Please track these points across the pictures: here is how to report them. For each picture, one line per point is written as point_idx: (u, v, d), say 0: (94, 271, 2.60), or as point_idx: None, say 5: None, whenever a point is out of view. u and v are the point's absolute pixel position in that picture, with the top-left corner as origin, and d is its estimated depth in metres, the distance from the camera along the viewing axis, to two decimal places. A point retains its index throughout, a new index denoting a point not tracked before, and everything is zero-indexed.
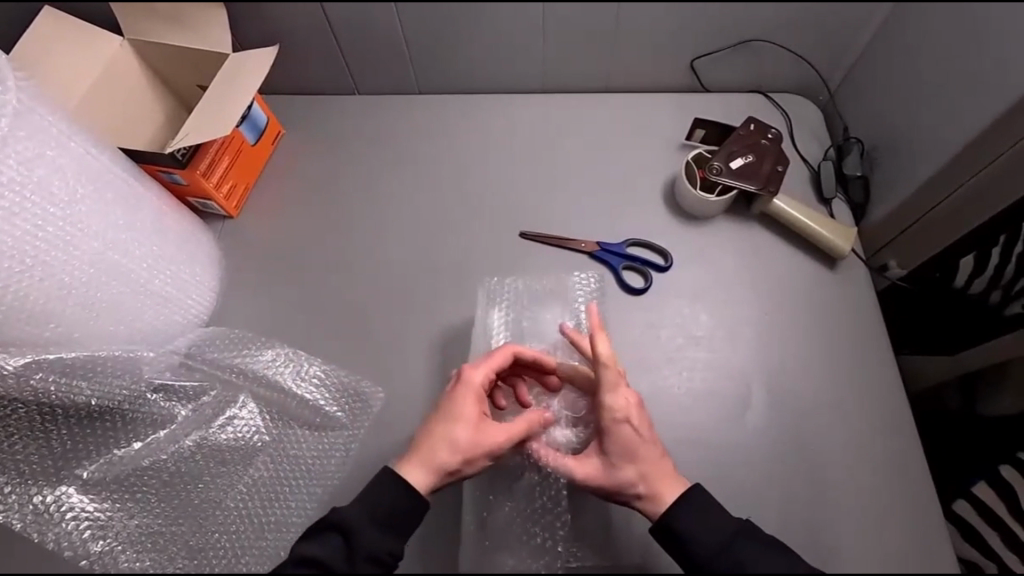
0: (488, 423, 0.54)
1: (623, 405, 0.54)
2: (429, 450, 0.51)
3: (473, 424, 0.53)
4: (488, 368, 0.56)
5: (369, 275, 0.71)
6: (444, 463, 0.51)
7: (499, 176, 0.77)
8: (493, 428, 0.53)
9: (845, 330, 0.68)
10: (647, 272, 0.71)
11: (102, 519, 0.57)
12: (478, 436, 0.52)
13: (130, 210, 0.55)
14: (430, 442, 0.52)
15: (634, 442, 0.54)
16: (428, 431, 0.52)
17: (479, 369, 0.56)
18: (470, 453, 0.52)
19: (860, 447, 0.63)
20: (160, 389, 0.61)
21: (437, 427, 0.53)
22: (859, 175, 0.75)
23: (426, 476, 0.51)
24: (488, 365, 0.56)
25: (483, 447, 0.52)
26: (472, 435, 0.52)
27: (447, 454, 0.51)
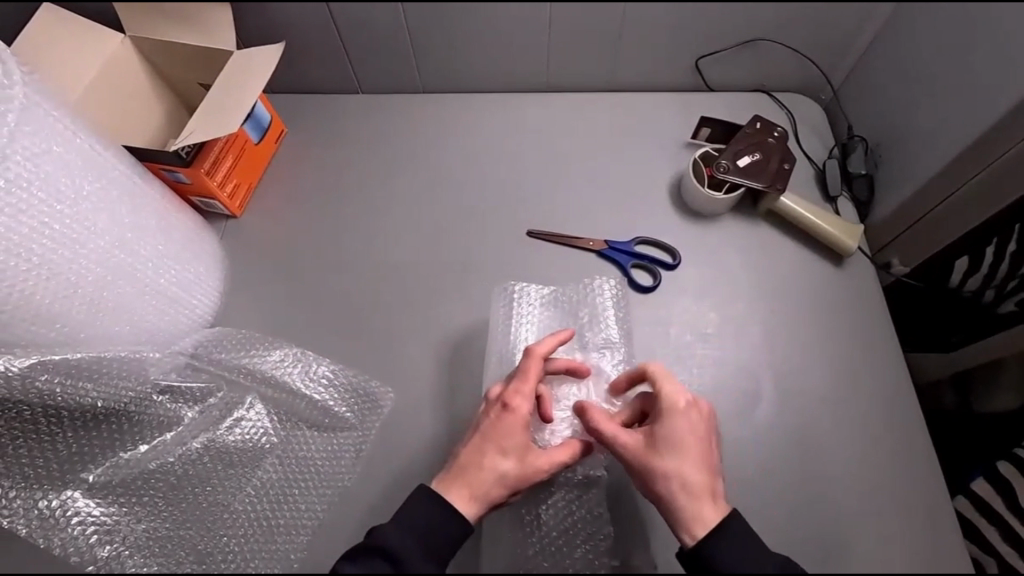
0: (532, 451, 0.53)
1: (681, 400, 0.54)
2: (479, 484, 0.50)
3: (520, 453, 0.52)
4: (529, 392, 0.54)
5: (376, 274, 0.70)
6: (494, 493, 0.51)
7: (505, 175, 0.77)
8: (538, 456, 0.53)
9: (852, 326, 0.68)
10: (656, 271, 0.71)
11: (108, 524, 0.56)
12: (524, 468, 0.52)
13: (134, 207, 0.54)
14: (479, 472, 0.51)
15: (686, 438, 0.52)
16: (473, 461, 0.51)
17: (524, 398, 0.54)
18: (519, 483, 0.52)
19: (869, 443, 0.63)
20: (167, 391, 0.60)
21: (484, 458, 0.51)
22: (862, 174, 0.76)
23: (476, 505, 0.50)
24: (529, 385, 0.55)
25: (531, 477, 0.52)
26: (519, 466, 0.52)
27: (497, 486, 0.51)
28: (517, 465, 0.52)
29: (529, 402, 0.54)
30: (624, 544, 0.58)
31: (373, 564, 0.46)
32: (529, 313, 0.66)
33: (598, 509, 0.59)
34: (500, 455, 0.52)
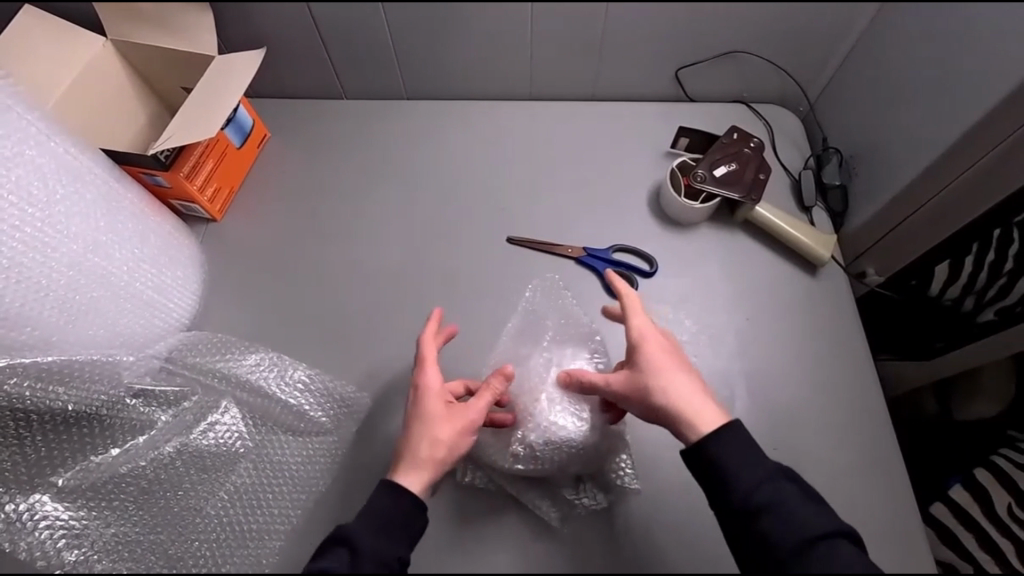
0: (461, 411, 0.53)
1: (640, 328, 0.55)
2: (409, 453, 0.50)
3: (446, 419, 0.52)
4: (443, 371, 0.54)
5: (357, 277, 0.71)
6: (435, 464, 0.50)
7: (487, 179, 0.78)
8: (465, 413, 0.53)
9: (826, 335, 0.69)
10: (633, 277, 0.71)
11: (77, 528, 0.55)
12: (453, 428, 0.51)
13: (110, 213, 0.55)
14: (415, 448, 0.50)
15: (653, 359, 0.53)
16: (409, 438, 0.51)
17: (433, 371, 0.53)
18: (454, 445, 0.51)
19: (839, 448, 0.64)
20: (140, 395, 0.59)
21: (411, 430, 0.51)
22: (837, 184, 0.77)
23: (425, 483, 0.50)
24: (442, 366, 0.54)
25: (466, 428, 0.52)
26: (448, 425, 0.51)
27: (430, 448, 0.50)
28: (445, 425, 0.51)
29: (440, 380, 0.54)
30: (605, 537, 0.57)
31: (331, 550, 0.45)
32: (537, 306, 0.68)
33: (576, 499, 0.58)
34: (426, 426, 0.51)
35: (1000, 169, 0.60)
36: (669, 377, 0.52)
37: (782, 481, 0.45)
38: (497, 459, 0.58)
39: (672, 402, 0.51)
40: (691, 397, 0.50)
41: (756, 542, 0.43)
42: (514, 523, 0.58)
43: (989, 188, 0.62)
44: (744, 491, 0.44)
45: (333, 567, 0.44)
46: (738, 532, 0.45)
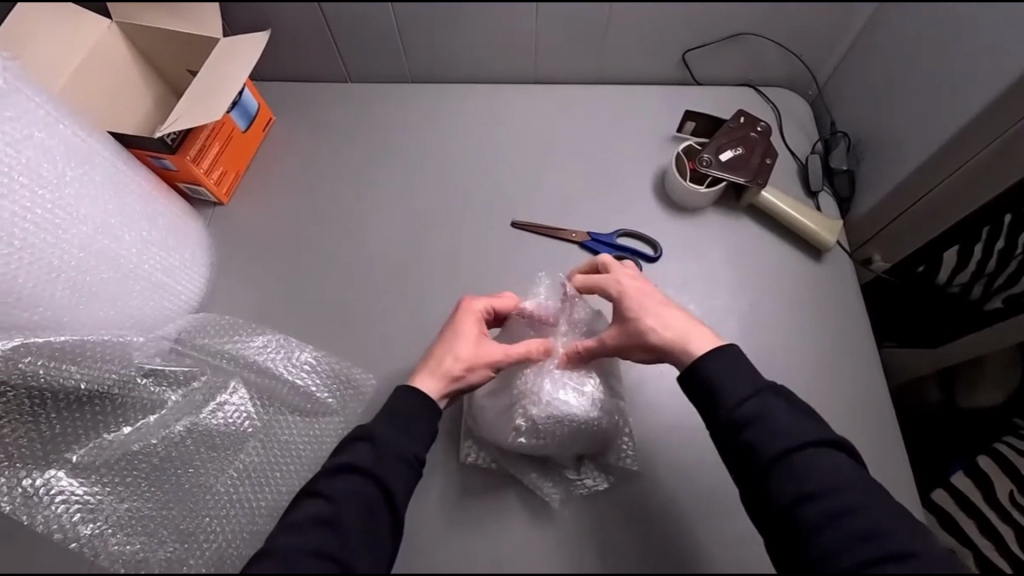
0: (488, 341, 0.56)
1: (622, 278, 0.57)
2: (430, 360, 0.54)
3: (473, 340, 0.55)
4: (487, 301, 0.58)
5: (363, 259, 0.71)
6: (454, 373, 0.53)
7: (491, 162, 0.78)
8: (491, 344, 0.55)
9: (830, 320, 0.69)
10: (637, 261, 0.71)
11: (92, 503, 0.56)
12: (478, 350, 0.55)
13: (118, 195, 0.56)
14: (440, 356, 0.54)
15: (641, 298, 0.55)
16: (434, 351, 0.55)
17: (479, 300, 0.58)
18: (473, 359, 0.54)
19: (842, 433, 0.64)
20: (150, 373, 0.59)
21: (440, 343, 0.55)
22: (844, 169, 0.76)
23: (440, 384, 0.53)
24: (489, 299, 0.59)
25: (484, 355, 0.54)
26: (472, 346, 0.55)
27: (447, 358, 0.54)
28: (470, 344, 0.55)
29: (482, 308, 0.58)
30: (605, 517, 0.58)
31: (348, 448, 0.47)
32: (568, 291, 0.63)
33: (577, 480, 0.59)
34: (454, 341, 0.55)
35: (998, 161, 0.60)
36: (660, 313, 0.53)
37: (769, 396, 0.45)
38: (499, 436, 0.57)
39: (662, 332, 0.52)
40: (682, 326, 0.52)
41: (740, 453, 0.44)
42: (516, 504, 0.58)
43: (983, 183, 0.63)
44: (728, 408, 0.46)
45: (349, 464, 0.46)
46: (723, 444, 0.46)
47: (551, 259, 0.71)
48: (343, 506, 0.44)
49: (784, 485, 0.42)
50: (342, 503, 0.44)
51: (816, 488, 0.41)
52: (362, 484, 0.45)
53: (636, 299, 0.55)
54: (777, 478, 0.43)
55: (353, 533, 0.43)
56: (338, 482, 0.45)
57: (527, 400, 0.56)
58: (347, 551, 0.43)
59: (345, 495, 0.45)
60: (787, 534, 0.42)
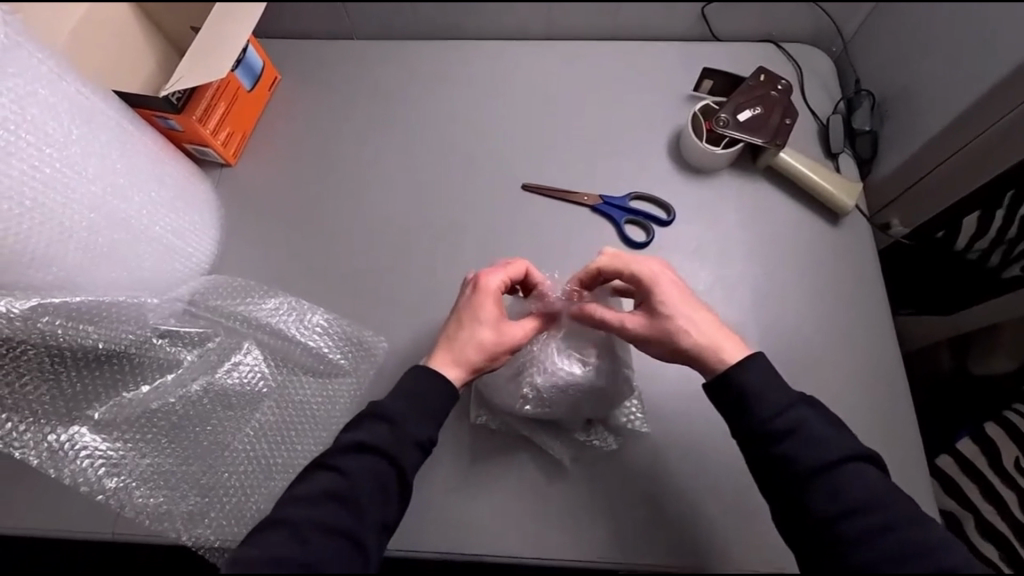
0: (507, 322, 0.55)
1: (651, 272, 0.54)
2: (449, 344, 0.53)
3: (494, 326, 0.54)
4: (504, 275, 0.56)
5: (372, 222, 0.71)
6: (476, 360, 0.53)
7: (501, 122, 0.76)
8: (510, 327, 0.54)
9: (845, 286, 0.68)
10: (650, 226, 0.70)
11: (115, 458, 0.57)
12: (499, 335, 0.53)
13: (125, 156, 0.55)
14: (461, 342, 0.53)
15: (673, 298, 0.53)
16: (454, 336, 0.53)
17: (496, 276, 0.55)
18: (496, 347, 0.53)
19: (852, 398, 0.63)
20: (166, 334, 0.60)
21: (460, 326, 0.53)
22: (867, 130, 0.72)
23: (463, 372, 0.52)
24: (505, 274, 0.56)
25: (507, 342, 0.54)
26: (494, 331, 0.53)
27: (469, 346, 0.53)
28: (491, 329, 0.53)
29: (500, 286, 0.55)
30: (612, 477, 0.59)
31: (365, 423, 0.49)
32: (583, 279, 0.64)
33: (587, 441, 0.60)
34: (475, 326, 0.53)
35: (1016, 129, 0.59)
36: (692, 316, 0.52)
37: (802, 409, 0.47)
38: (507, 403, 0.59)
39: (695, 335, 0.51)
40: (714, 331, 0.52)
41: (772, 462, 0.46)
42: (526, 465, 0.59)
43: (978, 168, 0.64)
44: (761, 419, 0.47)
45: (361, 442, 0.47)
46: (752, 451, 0.47)
47: (562, 223, 0.70)
48: (358, 482, 0.46)
49: (818, 493, 0.44)
50: (359, 479, 0.46)
51: (850, 500, 0.43)
52: (378, 461, 0.47)
53: (668, 299, 0.53)
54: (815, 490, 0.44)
55: (370, 508, 0.45)
56: (355, 458, 0.47)
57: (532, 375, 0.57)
58: (365, 526, 0.45)
59: (360, 470, 0.46)
60: (817, 539, 0.44)
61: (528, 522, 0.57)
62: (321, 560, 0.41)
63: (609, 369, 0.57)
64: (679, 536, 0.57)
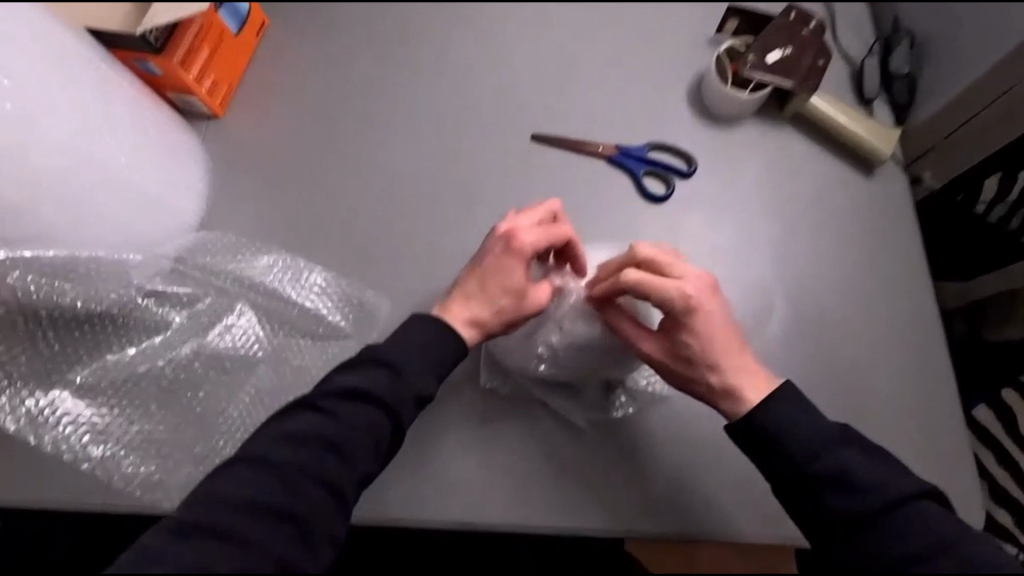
0: (535, 286, 0.51)
1: (694, 295, 0.48)
2: (471, 305, 0.49)
3: (519, 293, 0.49)
4: (541, 233, 0.50)
5: (371, 176, 0.66)
6: (493, 326, 0.50)
7: (509, 70, 0.71)
8: (537, 295, 0.50)
9: (878, 241, 0.64)
10: (670, 178, 0.65)
11: (100, 425, 0.53)
12: (522, 303, 0.50)
13: (101, 100, 0.51)
14: (481, 305, 0.49)
15: (710, 331, 0.48)
16: (475, 298, 0.49)
17: (532, 234, 0.49)
18: (516, 317, 0.50)
19: (883, 359, 0.60)
20: (151, 295, 0.56)
21: (483, 287, 0.49)
22: (905, 73, 0.67)
23: (476, 335, 0.50)
24: (542, 231, 0.50)
25: (529, 312, 0.50)
26: (517, 299, 0.49)
27: (491, 313, 0.49)
28: (514, 296, 0.49)
29: (536, 248, 0.50)
30: (631, 442, 0.56)
31: (364, 368, 0.46)
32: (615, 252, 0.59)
33: (606, 404, 0.56)
34: (499, 293, 0.49)
35: None
36: (725, 354, 0.48)
37: (844, 450, 0.44)
38: (519, 364, 0.55)
39: (727, 371, 0.48)
40: (745, 367, 0.48)
41: (823, 508, 0.44)
42: (539, 430, 0.56)
43: (997, 130, 0.58)
44: (804, 462, 0.44)
45: (354, 388, 0.45)
46: (797, 494, 0.45)
47: (575, 175, 0.65)
48: (348, 429, 0.44)
49: (889, 541, 0.42)
50: (348, 426, 0.44)
51: (919, 548, 0.41)
52: (370, 410, 0.45)
53: (706, 332, 0.48)
54: (870, 531, 0.42)
55: (358, 458, 0.44)
56: (348, 403, 0.45)
57: (546, 332, 0.53)
58: (350, 476, 0.44)
59: (350, 418, 0.44)
60: None
61: (540, 489, 0.54)
62: (300, 506, 0.41)
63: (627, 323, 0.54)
64: (699, 502, 0.54)
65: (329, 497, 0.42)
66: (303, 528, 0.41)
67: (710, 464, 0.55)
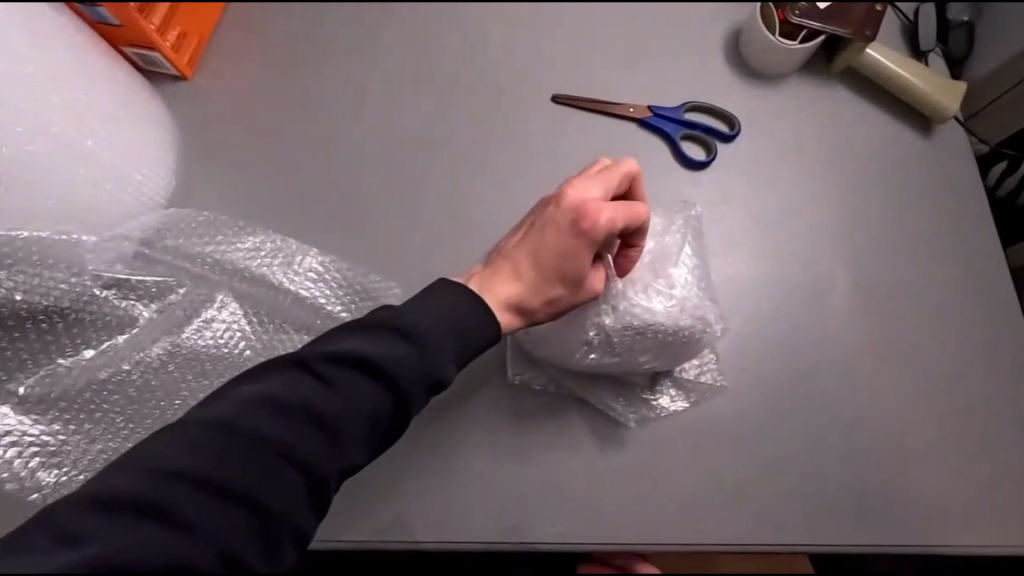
0: (596, 272, 0.43)
1: None
2: (518, 288, 0.42)
3: (579, 282, 0.42)
4: (619, 213, 0.41)
5: (369, 145, 0.57)
6: (539, 315, 0.43)
7: (521, 26, 0.63)
8: (597, 284, 0.43)
9: (946, 205, 0.57)
10: (711, 143, 0.58)
11: (53, 446, 0.44)
12: (578, 294, 0.42)
13: (34, 41, 0.43)
14: (530, 289, 0.42)
15: None
16: (524, 280, 0.42)
17: (610, 214, 0.40)
18: (567, 307, 0.43)
19: (964, 335, 0.52)
20: (113, 285, 0.47)
21: (536, 269, 0.41)
22: (963, 22, 0.61)
23: (518, 322, 0.42)
24: (621, 212, 0.41)
25: (582, 303, 0.43)
26: (575, 289, 0.42)
27: (540, 301, 0.42)
28: (572, 284, 0.42)
29: (611, 232, 0.41)
30: (686, 440, 0.49)
31: (375, 337, 0.38)
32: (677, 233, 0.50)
33: (653, 401, 0.49)
34: (555, 279, 0.41)
35: None
36: None
37: None
38: (564, 354, 0.47)
39: None
40: None
41: None
42: (580, 429, 0.49)
43: None
44: None
45: (355, 354, 0.37)
46: None
47: (604, 141, 0.58)
48: (342, 407, 0.36)
49: None
50: (343, 404, 0.36)
51: None
52: (367, 386, 0.37)
53: None
54: None
55: (347, 440, 0.37)
56: (347, 374, 0.37)
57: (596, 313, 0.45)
58: (333, 462, 0.36)
59: (349, 391, 0.37)
60: None
61: (578, 498, 0.47)
62: (266, 489, 0.35)
63: (699, 305, 0.46)
64: (760, 505, 0.47)
65: (307, 484, 0.36)
66: (268, 515, 0.35)
67: (777, 462, 0.48)
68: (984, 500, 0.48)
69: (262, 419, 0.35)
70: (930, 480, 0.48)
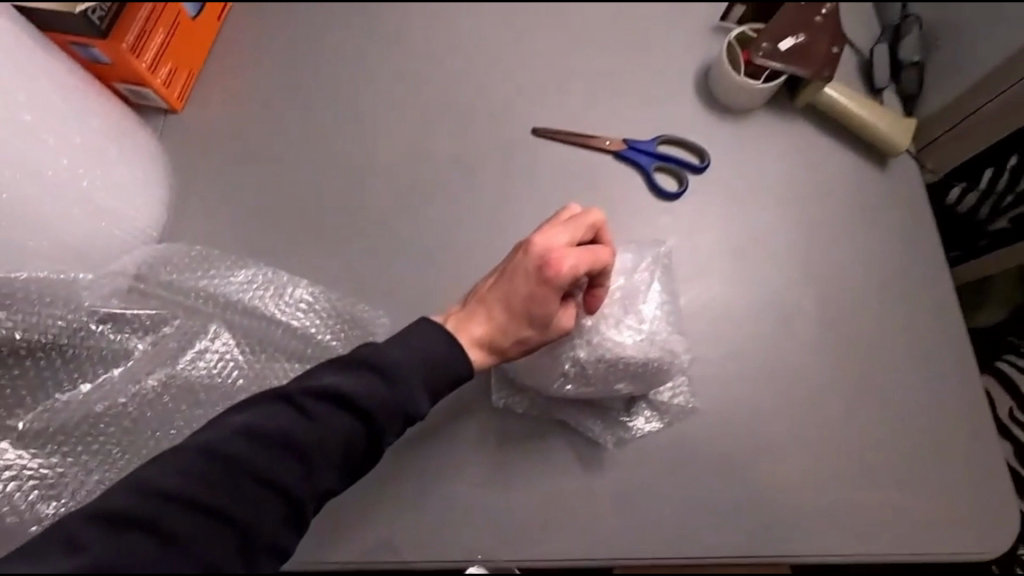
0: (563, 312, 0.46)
1: None
2: (490, 327, 0.45)
3: (546, 322, 0.44)
4: (582, 259, 0.44)
5: (356, 176, 0.59)
6: (510, 352, 0.45)
7: (502, 59, 0.65)
8: (564, 323, 0.45)
9: (899, 234, 0.61)
10: (683, 175, 0.61)
11: (51, 478, 0.45)
12: (546, 333, 0.45)
13: (29, 85, 0.44)
14: (501, 329, 0.45)
15: None
16: (496, 320, 0.45)
17: (574, 261, 0.43)
18: (536, 345, 0.45)
19: (916, 357, 0.56)
20: (107, 319, 0.49)
21: (507, 311, 0.44)
22: (915, 61, 0.65)
23: (491, 360, 0.45)
24: (584, 258, 0.44)
25: (551, 341, 0.46)
26: (542, 328, 0.45)
27: (511, 340, 0.45)
28: (540, 325, 0.44)
29: (575, 276, 0.44)
30: (660, 461, 0.51)
31: (355, 371, 0.40)
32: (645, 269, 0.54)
33: (629, 423, 0.52)
34: (523, 319, 0.44)
35: None
36: None
37: None
38: (542, 383, 0.50)
39: None
40: None
41: None
42: (559, 452, 0.51)
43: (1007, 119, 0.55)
44: None
45: (337, 387, 0.39)
46: None
47: (582, 172, 0.61)
48: (320, 437, 0.39)
49: None
50: (320, 435, 0.39)
51: None
52: (340, 416, 0.39)
53: None
54: None
55: (322, 468, 0.39)
56: (325, 406, 0.39)
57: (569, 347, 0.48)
58: (305, 490, 0.38)
59: (328, 421, 0.39)
60: None
61: (556, 517, 0.49)
62: (243, 514, 0.37)
63: (668, 338, 0.51)
64: (729, 522, 0.50)
65: (285, 510, 0.38)
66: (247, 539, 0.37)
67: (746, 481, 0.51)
68: (935, 513, 0.51)
69: (245, 449, 0.38)
70: (886, 495, 0.52)
